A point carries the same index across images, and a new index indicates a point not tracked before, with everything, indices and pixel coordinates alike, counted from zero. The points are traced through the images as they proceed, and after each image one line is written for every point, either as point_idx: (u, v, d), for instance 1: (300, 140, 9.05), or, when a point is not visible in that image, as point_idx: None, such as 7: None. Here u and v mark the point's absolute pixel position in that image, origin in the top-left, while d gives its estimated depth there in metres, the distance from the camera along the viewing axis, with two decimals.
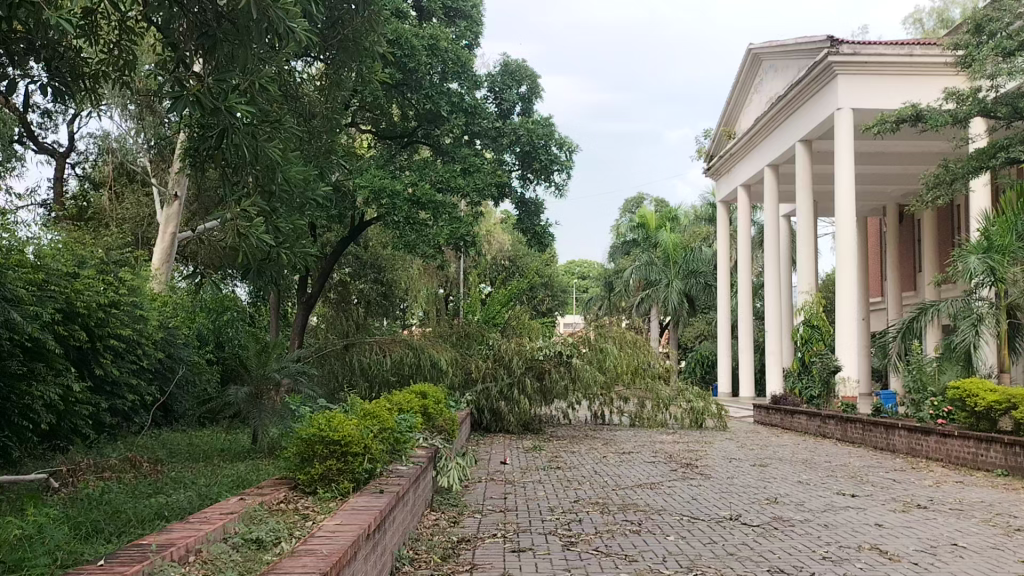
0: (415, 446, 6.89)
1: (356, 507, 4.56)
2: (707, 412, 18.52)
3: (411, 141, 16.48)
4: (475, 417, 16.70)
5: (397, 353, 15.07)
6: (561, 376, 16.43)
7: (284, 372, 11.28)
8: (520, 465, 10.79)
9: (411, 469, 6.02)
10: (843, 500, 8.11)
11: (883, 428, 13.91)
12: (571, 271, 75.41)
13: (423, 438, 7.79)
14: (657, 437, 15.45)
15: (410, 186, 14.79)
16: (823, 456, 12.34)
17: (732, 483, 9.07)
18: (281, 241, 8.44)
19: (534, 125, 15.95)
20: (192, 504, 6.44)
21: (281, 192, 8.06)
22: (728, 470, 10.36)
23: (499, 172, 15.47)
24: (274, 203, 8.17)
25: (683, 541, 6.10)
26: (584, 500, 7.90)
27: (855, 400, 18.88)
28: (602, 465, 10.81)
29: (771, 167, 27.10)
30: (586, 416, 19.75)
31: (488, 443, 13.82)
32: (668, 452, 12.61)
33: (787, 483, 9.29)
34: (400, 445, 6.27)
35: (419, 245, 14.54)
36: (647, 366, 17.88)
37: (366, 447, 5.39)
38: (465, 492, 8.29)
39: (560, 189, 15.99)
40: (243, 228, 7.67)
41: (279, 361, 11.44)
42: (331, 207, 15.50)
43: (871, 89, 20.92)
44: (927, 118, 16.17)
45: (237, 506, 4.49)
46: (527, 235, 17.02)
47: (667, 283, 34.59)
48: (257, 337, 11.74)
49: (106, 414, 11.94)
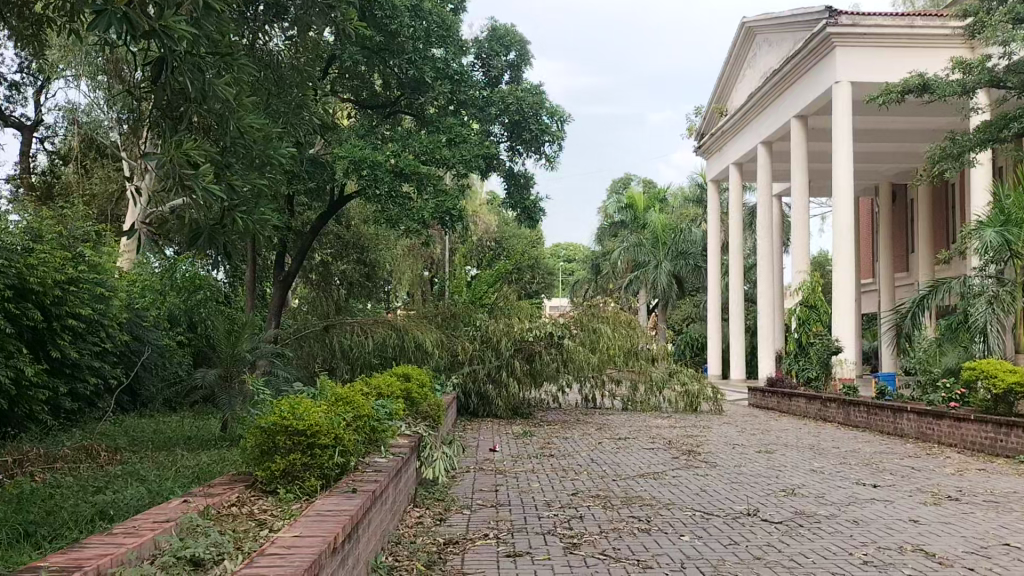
0: (396, 436, 6.09)
1: (323, 511, 3.80)
2: (702, 395, 17.76)
3: (393, 111, 15.61)
4: (461, 402, 15.98)
5: (380, 335, 14.38)
6: (551, 358, 15.73)
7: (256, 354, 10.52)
8: (511, 452, 10.06)
9: (392, 462, 5.26)
10: (867, 491, 7.45)
11: (889, 412, 13.27)
12: (558, 253, 74.76)
13: (405, 426, 7.02)
14: (652, 422, 14.75)
15: (393, 157, 13.95)
16: (829, 441, 11.69)
17: (741, 473, 8.37)
18: (236, 202, 7.28)
19: (523, 93, 15.20)
20: (142, 500, 5.68)
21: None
22: (733, 457, 9.67)
23: (487, 143, 14.67)
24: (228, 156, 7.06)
25: (700, 542, 5.38)
26: (582, 492, 7.18)
27: (854, 382, 18.39)
28: (598, 452, 10.11)
29: (765, 144, 26.36)
30: (577, 400, 19.05)
31: (476, 429, 13.14)
32: (666, 438, 11.92)
33: (800, 471, 8.62)
34: (377, 434, 5.47)
35: (404, 221, 13.76)
36: (639, 348, 17.09)
37: (336, 438, 4.60)
38: (452, 484, 7.53)
39: (551, 161, 15.19)
40: (188, 176, 6.51)
41: (250, 341, 10.62)
42: (307, 178, 14.70)
43: (870, 61, 20.23)
44: (934, 89, 15.50)
45: (178, 512, 3.74)
46: (517, 210, 16.19)
47: (656, 265, 33.66)
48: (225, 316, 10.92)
49: (65, 399, 11.09)
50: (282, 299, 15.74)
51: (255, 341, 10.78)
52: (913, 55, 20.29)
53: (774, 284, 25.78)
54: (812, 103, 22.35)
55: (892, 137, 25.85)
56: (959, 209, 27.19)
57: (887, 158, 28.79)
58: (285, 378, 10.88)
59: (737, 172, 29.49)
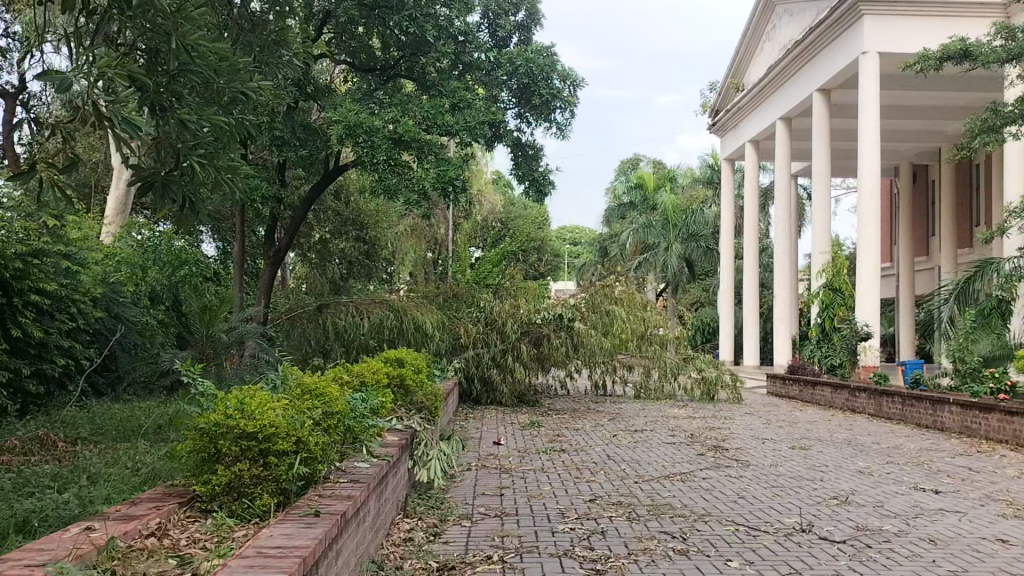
0: (381, 434, 5.03)
1: (268, 548, 2.76)
2: (719, 382, 16.66)
3: (393, 75, 14.41)
4: (463, 388, 15.01)
5: (376, 315, 13.45)
6: (560, 343, 14.70)
7: (233, 334, 9.52)
8: (517, 446, 9.06)
9: (374, 468, 4.25)
10: (931, 499, 6.44)
11: (927, 403, 12.24)
12: (565, 235, 73.57)
13: (394, 421, 6.00)
14: (668, 412, 13.72)
15: (390, 122, 12.86)
16: (866, 436, 10.67)
17: (779, 475, 7.35)
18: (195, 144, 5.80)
19: (533, 54, 14.05)
20: (71, 506, 4.65)
21: (182, 69, 5.33)
22: (766, 454, 8.66)
23: (494, 109, 13.57)
24: (173, 88, 5.52)
25: (753, 570, 4.35)
26: (601, 499, 6.16)
27: (878, 370, 17.42)
28: (614, 447, 9.10)
29: (784, 120, 25.17)
30: (586, 386, 18.02)
31: (479, 418, 12.21)
32: (687, 430, 10.92)
33: (845, 473, 7.60)
34: (353, 433, 4.43)
35: (402, 191, 12.79)
36: (650, 333, 16.03)
37: (298, 442, 3.57)
38: (451, 487, 6.52)
39: (561, 130, 14.07)
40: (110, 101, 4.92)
41: (229, 319, 9.63)
42: (299, 146, 13.47)
43: (898, 32, 19.12)
44: (975, 56, 14.35)
45: (66, 549, 2.71)
46: (525, 184, 15.03)
47: (665, 247, 32.37)
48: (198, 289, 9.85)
49: (28, 383, 10.05)
50: (272, 276, 14.67)
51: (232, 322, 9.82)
52: (930, 25, 19.20)
53: (790, 269, 24.76)
54: (836, 77, 21.25)
55: (916, 113, 24.69)
56: (986, 190, 26.09)
57: (908, 137, 27.65)
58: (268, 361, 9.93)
59: (753, 149, 28.32)
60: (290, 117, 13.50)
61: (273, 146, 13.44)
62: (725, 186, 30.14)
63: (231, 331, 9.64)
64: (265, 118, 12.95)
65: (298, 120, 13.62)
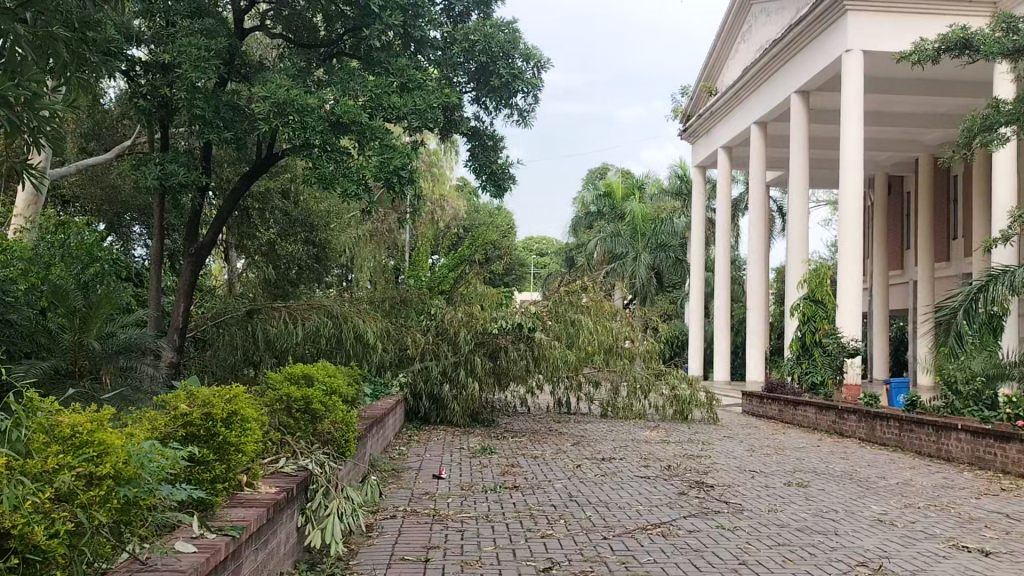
0: (225, 498, 3.43)
1: None
2: (694, 402, 15.10)
3: (333, 53, 12.71)
4: (410, 406, 13.35)
5: (312, 323, 11.87)
6: (519, 356, 13.06)
7: (107, 341, 7.91)
8: (462, 483, 7.46)
9: (195, 557, 2.69)
10: (985, 567, 4.97)
11: (932, 430, 10.86)
12: (533, 243, 72.26)
13: (269, 470, 4.41)
14: (637, 434, 12.18)
15: (329, 103, 11.27)
16: (868, 469, 9.26)
17: (782, 528, 5.86)
18: None
19: (492, 29, 12.49)
20: None
21: None
22: (761, 495, 7.16)
23: (448, 90, 12.03)
24: None
25: None
26: (559, 568, 4.59)
27: (861, 390, 16.04)
28: (578, 484, 7.54)
29: (760, 125, 23.90)
30: (549, 403, 16.45)
31: (423, 442, 10.60)
32: (663, 460, 9.39)
33: (861, 524, 6.14)
34: (156, 505, 2.81)
35: (339, 180, 11.13)
36: (619, 345, 14.49)
37: (4, 536, 2.00)
38: (360, 550, 4.89)
39: (524, 114, 12.55)
40: None
41: (105, 328, 8.00)
42: (224, 126, 11.79)
43: (883, 29, 17.96)
44: (978, 47, 13.08)
45: None
46: (479, 176, 13.39)
47: (634, 257, 31.34)
48: (64, 289, 8.00)
49: None
50: (193, 276, 12.94)
51: (108, 328, 8.21)
52: (915, 22, 18.09)
53: (763, 281, 23.55)
54: (816, 78, 20.06)
55: (897, 119, 23.67)
56: (968, 203, 25.02)
57: (886, 146, 26.66)
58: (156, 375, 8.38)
59: (727, 156, 27.04)
60: (215, 94, 11.88)
61: (194, 125, 11.79)
62: (696, 196, 28.83)
63: (104, 342, 8.04)
64: (185, 93, 11.30)
65: (225, 100, 12.00)
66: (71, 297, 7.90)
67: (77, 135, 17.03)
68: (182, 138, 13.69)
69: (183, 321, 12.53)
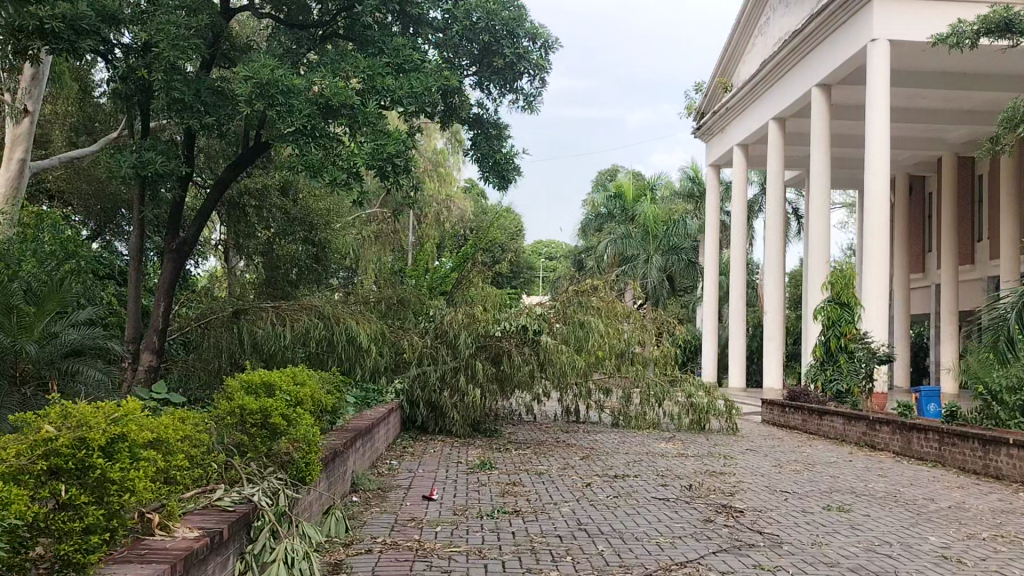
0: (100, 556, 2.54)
1: None
2: (712, 411, 14.11)
3: (326, 35, 11.84)
4: (407, 413, 12.46)
5: (301, 324, 10.93)
6: (524, 361, 11.98)
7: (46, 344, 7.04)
8: (456, 506, 6.54)
9: None
10: None
11: (978, 444, 9.86)
12: (543, 247, 71.38)
13: (196, 507, 3.53)
14: (653, 446, 11.22)
15: (318, 85, 10.38)
16: (913, 489, 8.27)
17: (834, 568, 4.90)
18: None
19: (497, 6, 11.57)
20: None
21: None
22: (802, 523, 6.20)
23: (448, 72, 11.15)
24: None
25: None
26: None
27: (889, 400, 15.04)
28: (590, 507, 6.61)
29: (777, 121, 22.92)
30: (557, 411, 15.50)
31: (417, 454, 9.71)
32: (683, 477, 8.46)
33: (925, 562, 5.18)
34: None
35: (328, 168, 10.19)
36: (631, 350, 13.61)
37: None
38: None
39: (531, 100, 11.64)
40: None
41: (49, 327, 7.15)
42: (205, 111, 10.90)
43: (910, 15, 16.97)
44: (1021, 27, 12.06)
45: None
46: (482, 166, 12.48)
47: (645, 259, 30.40)
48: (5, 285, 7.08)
49: None
50: (174, 274, 11.99)
51: (51, 328, 7.29)
52: (944, 10, 17.10)
53: (780, 284, 22.52)
54: (838, 71, 19.06)
55: (922, 115, 22.64)
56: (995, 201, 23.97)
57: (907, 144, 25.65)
58: (109, 381, 7.46)
59: (742, 155, 26.07)
60: (197, 78, 10.99)
61: (173, 110, 10.90)
62: (710, 196, 27.85)
63: (47, 345, 7.16)
64: (161, 75, 10.40)
65: (208, 84, 11.11)
66: (10, 293, 6.99)
67: (64, 128, 16.21)
68: (166, 128, 12.83)
69: (162, 321, 11.56)
